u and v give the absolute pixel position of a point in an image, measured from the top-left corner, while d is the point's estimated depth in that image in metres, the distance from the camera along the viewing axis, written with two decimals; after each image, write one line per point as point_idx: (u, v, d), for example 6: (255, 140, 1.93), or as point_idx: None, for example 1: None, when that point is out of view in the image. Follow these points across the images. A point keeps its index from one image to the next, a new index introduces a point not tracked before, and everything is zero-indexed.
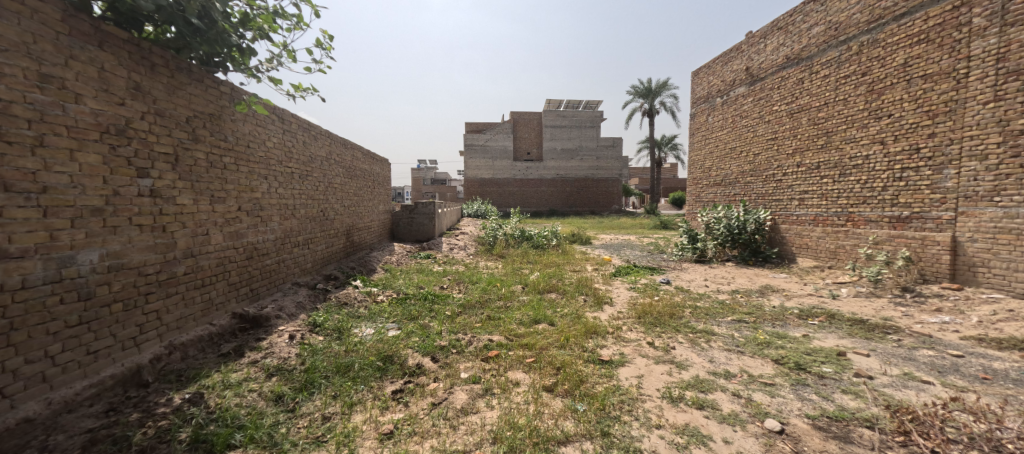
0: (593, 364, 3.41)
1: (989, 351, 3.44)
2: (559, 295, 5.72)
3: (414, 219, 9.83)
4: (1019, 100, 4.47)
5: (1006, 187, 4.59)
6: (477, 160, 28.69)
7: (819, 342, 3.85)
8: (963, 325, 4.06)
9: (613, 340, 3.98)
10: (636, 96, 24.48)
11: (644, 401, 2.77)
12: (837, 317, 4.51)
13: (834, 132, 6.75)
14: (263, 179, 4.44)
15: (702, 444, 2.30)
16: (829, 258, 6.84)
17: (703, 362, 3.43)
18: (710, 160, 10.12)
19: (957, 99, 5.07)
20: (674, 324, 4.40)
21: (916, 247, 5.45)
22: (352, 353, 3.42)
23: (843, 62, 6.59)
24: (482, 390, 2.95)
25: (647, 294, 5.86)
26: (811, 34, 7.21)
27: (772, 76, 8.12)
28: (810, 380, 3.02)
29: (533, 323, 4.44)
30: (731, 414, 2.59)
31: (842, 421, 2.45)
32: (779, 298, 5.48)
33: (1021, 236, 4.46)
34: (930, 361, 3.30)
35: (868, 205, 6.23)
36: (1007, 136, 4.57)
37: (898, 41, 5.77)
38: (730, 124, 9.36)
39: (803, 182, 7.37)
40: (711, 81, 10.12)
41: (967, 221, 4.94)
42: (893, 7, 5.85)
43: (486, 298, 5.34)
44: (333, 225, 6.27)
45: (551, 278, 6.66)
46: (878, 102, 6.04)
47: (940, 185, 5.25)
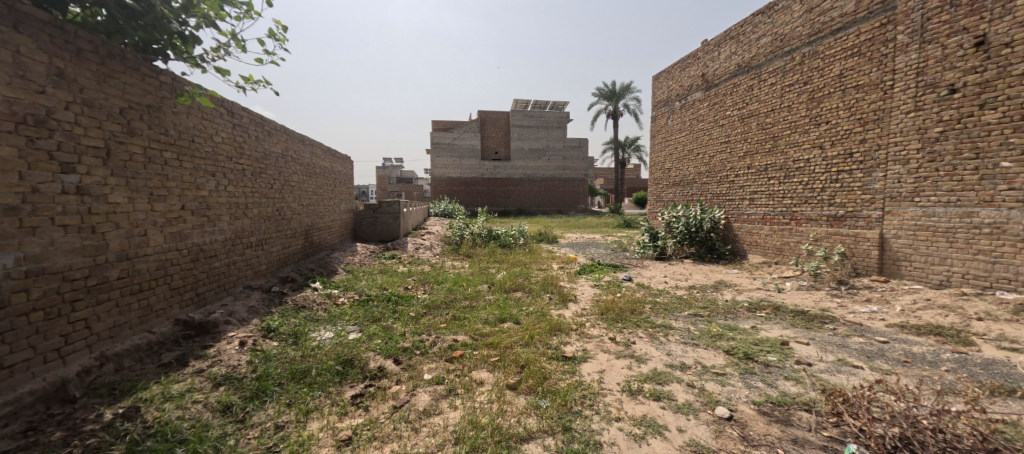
0: (556, 361, 3.46)
1: (909, 337, 3.80)
2: (525, 294, 5.76)
3: (378, 219, 9.57)
4: (936, 111, 4.96)
5: (925, 189, 5.08)
6: (444, 159, 28.34)
7: (766, 332, 4.11)
8: (889, 314, 4.47)
9: (576, 337, 4.06)
10: (600, 98, 25.04)
11: (605, 395, 2.85)
12: (781, 309, 4.83)
13: (779, 137, 7.23)
14: (210, 175, 4.17)
15: (658, 433, 2.39)
16: (776, 254, 7.32)
17: (661, 356, 3.57)
18: (670, 161, 10.54)
19: (885, 108, 5.55)
20: (635, 320, 4.55)
21: (850, 244, 5.93)
22: (309, 358, 3.28)
23: (788, 71, 7.06)
24: (446, 391, 2.92)
25: (610, 291, 6.03)
26: (760, 44, 7.66)
27: (725, 82, 8.55)
28: (756, 369, 3.22)
29: (499, 323, 4.45)
30: (685, 404, 2.71)
31: (784, 406, 2.64)
32: (731, 293, 5.81)
33: (936, 233, 4.97)
34: (861, 347, 3.60)
35: (809, 205, 6.70)
36: (925, 143, 5.06)
37: (835, 53, 6.26)
38: (688, 127, 9.78)
39: (752, 183, 7.83)
40: (670, 86, 10.53)
41: (892, 219, 5.43)
42: (831, 22, 6.32)
43: (451, 298, 5.29)
44: (290, 225, 5.98)
45: (518, 277, 6.68)
46: (818, 109, 6.52)
47: (869, 186, 5.75)
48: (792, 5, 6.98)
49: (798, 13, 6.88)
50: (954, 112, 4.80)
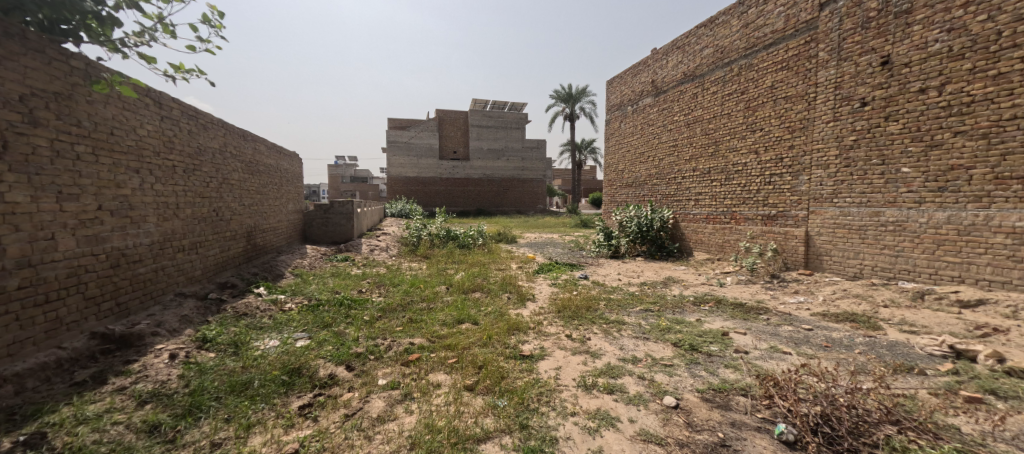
0: (513, 360, 3.48)
1: (830, 324, 4.22)
2: (483, 294, 5.74)
3: (329, 219, 9.14)
4: (850, 121, 5.53)
5: (843, 192, 5.65)
6: (400, 157, 27.61)
7: (709, 324, 4.39)
8: (813, 303, 4.94)
9: (534, 335, 4.11)
10: (557, 100, 25.47)
11: (561, 391, 2.91)
12: (723, 302, 5.18)
13: (720, 142, 7.76)
14: (133, 172, 3.78)
15: (610, 425, 2.48)
16: (718, 251, 7.83)
17: (614, 350, 3.70)
18: (623, 163, 10.95)
19: (809, 118, 6.12)
20: (590, 316, 4.68)
21: (781, 240, 6.47)
22: (250, 368, 3.07)
23: (727, 81, 7.59)
24: (401, 395, 2.84)
25: (567, 289, 6.18)
26: (703, 55, 8.16)
27: (673, 89, 9.02)
28: (700, 359, 3.43)
29: (457, 324, 4.41)
30: (636, 395, 2.83)
31: (723, 392, 2.83)
32: (679, 288, 6.15)
33: (851, 230, 5.55)
34: (790, 335, 3.95)
35: (747, 205, 7.22)
36: (842, 150, 5.63)
37: (767, 66, 6.80)
38: (639, 131, 10.23)
39: (697, 185, 8.33)
40: (622, 91, 10.95)
41: (816, 218, 5.99)
42: (764, 37, 6.85)
43: (408, 301, 5.16)
44: (229, 227, 5.55)
45: (477, 277, 6.65)
46: (754, 117, 7.05)
47: (796, 188, 6.30)
48: (731, 20, 7.51)
49: (736, 27, 7.40)
50: (865, 123, 5.37)
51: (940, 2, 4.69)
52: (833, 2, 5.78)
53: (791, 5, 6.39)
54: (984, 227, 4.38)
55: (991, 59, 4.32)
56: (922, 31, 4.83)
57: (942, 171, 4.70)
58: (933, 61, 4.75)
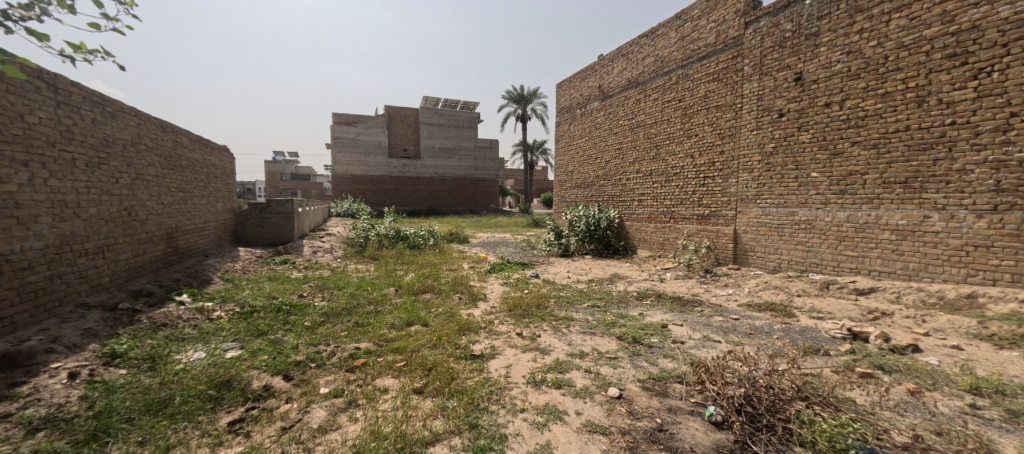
0: (464, 360, 3.46)
1: (754, 313, 4.64)
2: (434, 295, 5.65)
3: (264, 219, 8.50)
4: (770, 130, 6.12)
5: (765, 194, 6.23)
6: (345, 154, 26.40)
7: (650, 317, 4.66)
8: (740, 295, 5.42)
9: (485, 334, 4.11)
10: (509, 100, 25.63)
11: (511, 389, 2.94)
12: (663, 296, 5.52)
13: (661, 146, 8.24)
14: (20, 165, 3.28)
15: (558, 419, 2.54)
16: (659, 248, 8.31)
17: (563, 346, 3.81)
18: (572, 164, 11.28)
19: (736, 126, 6.68)
20: (540, 314, 4.77)
21: (713, 238, 7.01)
22: (171, 384, 2.79)
23: (666, 89, 8.07)
24: (345, 403, 2.72)
25: (518, 287, 6.26)
26: (645, 63, 8.61)
27: (618, 94, 9.42)
28: (642, 350, 3.63)
29: (406, 326, 4.30)
30: (583, 388, 2.94)
31: (662, 380, 3.02)
32: (623, 284, 6.47)
33: (771, 228, 6.14)
34: (721, 325, 4.30)
35: (684, 206, 7.72)
36: (764, 156, 6.21)
37: (701, 77, 7.33)
38: (587, 134, 10.59)
39: (641, 186, 8.79)
40: (571, 94, 11.27)
41: (743, 217, 6.55)
42: (698, 50, 7.36)
43: (354, 304, 4.94)
44: (144, 228, 4.99)
45: (427, 278, 6.51)
46: (690, 124, 7.55)
47: (726, 190, 6.86)
48: (670, 32, 8.00)
49: (674, 39, 7.88)
50: (782, 132, 5.97)
51: (841, 28, 5.31)
52: (756, 22, 6.35)
53: (720, 22, 6.93)
54: (875, 225, 5.02)
55: (879, 80, 4.95)
56: (827, 52, 5.45)
57: (842, 176, 5.32)
58: (836, 79, 5.36)
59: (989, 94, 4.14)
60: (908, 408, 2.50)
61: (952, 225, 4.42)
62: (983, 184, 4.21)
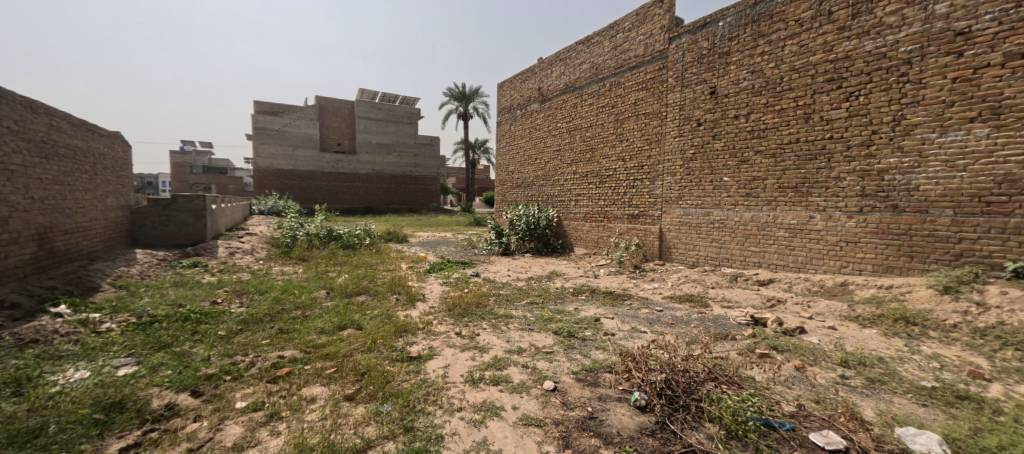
0: (400, 362, 3.37)
1: (676, 305, 5.07)
2: (370, 297, 5.41)
3: (169, 218, 7.49)
4: (690, 138, 6.71)
5: (686, 195, 6.80)
6: (269, 146, 24.32)
7: (585, 312, 4.89)
8: (664, 288, 5.87)
9: (423, 335, 4.03)
10: (450, 98, 25.26)
11: (449, 388, 2.92)
12: (596, 291, 5.81)
13: (596, 149, 8.64)
14: None
15: (495, 415, 2.57)
16: (593, 246, 8.72)
17: (501, 343, 3.85)
18: (512, 164, 11.42)
19: (661, 132, 7.22)
20: (480, 312, 4.79)
21: (642, 236, 7.52)
22: (43, 411, 2.38)
23: (600, 95, 8.49)
24: (266, 416, 2.52)
25: (458, 286, 6.22)
26: (582, 69, 8.97)
27: (557, 98, 9.72)
28: (576, 343, 3.79)
29: (337, 331, 4.07)
30: (519, 384, 3.00)
31: (593, 371, 3.18)
32: (561, 281, 6.70)
33: (691, 227, 6.73)
34: (647, 316, 4.63)
35: (616, 206, 8.16)
36: (685, 161, 6.78)
37: (631, 85, 7.80)
38: (527, 134, 10.80)
39: (577, 187, 9.15)
40: (512, 94, 11.41)
41: (667, 217, 7.09)
42: (629, 60, 7.82)
43: (278, 310, 4.56)
44: (6, 227, 4.19)
45: (362, 280, 6.21)
46: (621, 129, 8.01)
47: (652, 191, 7.38)
48: (604, 41, 8.41)
49: (608, 48, 8.30)
50: (700, 140, 6.57)
51: (747, 49, 5.97)
52: (678, 38, 6.91)
53: (648, 35, 7.42)
54: (773, 224, 5.71)
55: (777, 97, 5.64)
56: (736, 70, 6.10)
57: (748, 181, 5.98)
58: (743, 94, 6.02)
59: (857, 114, 4.90)
60: (795, 382, 2.89)
61: (830, 224, 5.16)
62: (852, 189, 4.96)
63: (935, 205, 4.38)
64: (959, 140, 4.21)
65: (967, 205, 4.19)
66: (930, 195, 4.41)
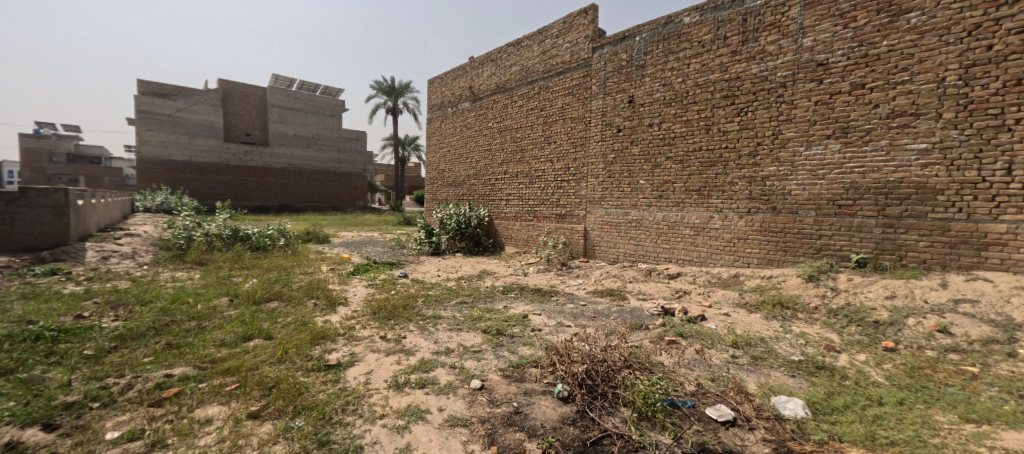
0: (316, 372, 3.13)
1: (598, 299, 5.38)
2: (283, 304, 4.94)
3: (16, 216, 6.09)
4: (611, 142, 7.16)
5: (607, 197, 7.25)
6: (158, 134, 21.18)
7: (514, 309, 4.98)
8: (589, 284, 6.20)
9: (343, 342, 3.79)
10: (377, 91, 24.05)
11: (371, 396, 2.79)
12: (525, 289, 5.95)
13: (525, 150, 8.83)
14: None
15: (419, 419, 2.51)
16: (523, 245, 8.91)
17: (429, 345, 3.77)
18: (443, 162, 11.23)
19: (586, 137, 7.61)
20: (407, 314, 4.63)
21: (569, 234, 7.86)
22: None
23: (530, 98, 8.69)
24: (145, 446, 2.18)
25: (385, 288, 5.95)
26: (512, 71, 9.11)
27: (487, 98, 9.76)
28: (505, 341, 3.85)
29: (242, 342, 3.67)
30: (446, 385, 2.96)
31: (520, 366, 3.26)
32: (491, 280, 6.75)
33: (612, 226, 7.19)
34: (572, 311, 4.85)
35: (544, 206, 8.41)
36: (607, 164, 7.22)
37: (558, 90, 8.10)
38: (458, 133, 10.69)
39: (508, 186, 9.27)
40: (443, 92, 11.21)
41: (591, 217, 7.50)
42: (557, 65, 8.10)
43: (166, 322, 3.98)
44: None
45: (274, 285, 5.65)
46: (549, 132, 8.27)
47: (578, 192, 7.75)
48: (533, 45, 8.62)
49: (537, 52, 8.52)
50: (619, 145, 7.04)
51: (659, 64, 6.52)
52: (601, 49, 7.32)
53: (574, 43, 7.75)
54: (681, 224, 6.31)
55: (683, 109, 6.25)
56: (650, 82, 6.63)
57: (660, 184, 6.54)
58: (656, 105, 6.56)
59: (746, 128, 5.61)
60: (696, 363, 3.24)
61: (725, 224, 5.85)
62: (742, 193, 5.67)
63: (802, 207, 5.18)
64: (820, 153, 5.02)
65: (826, 208, 5.01)
66: (799, 198, 5.20)
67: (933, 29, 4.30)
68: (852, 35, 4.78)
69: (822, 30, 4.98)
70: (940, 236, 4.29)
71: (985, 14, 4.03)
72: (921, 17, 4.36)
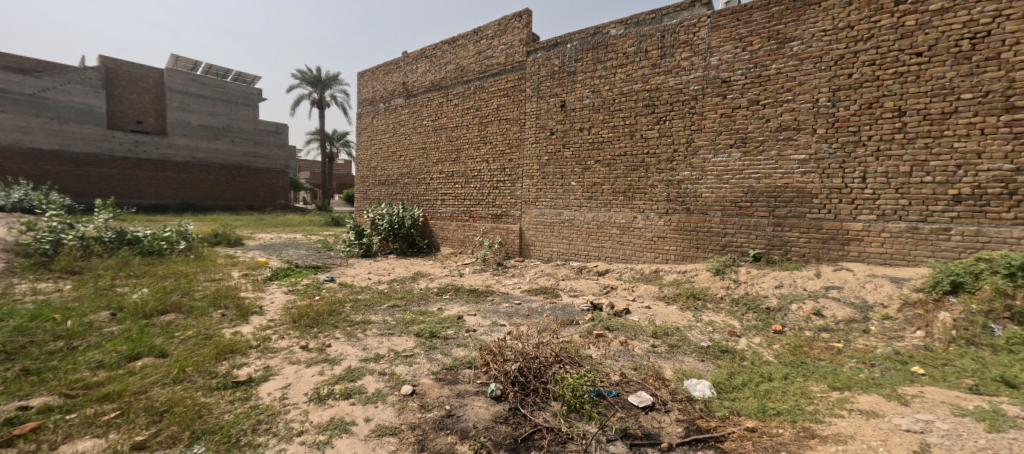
0: (223, 390, 2.81)
1: (532, 297, 5.50)
2: (182, 316, 4.35)
3: None
4: (544, 144, 7.36)
5: (541, 197, 7.44)
6: (15, 116, 17.61)
7: (449, 311, 4.90)
8: (524, 283, 6.31)
9: (257, 354, 3.45)
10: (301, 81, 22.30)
11: (288, 412, 2.57)
12: (461, 290, 5.89)
13: (461, 149, 8.74)
14: None
15: (343, 432, 2.36)
16: (459, 245, 8.82)
17: (356, 352, 3.57)
18: (374, 160, 10.72)
19: (520, 138, 7.73)
20: (332, 321, 4.34)
21: (504, 234, 7.94)
22: None
23: (465, 97, 8.62)
24: None
25: (308, 294, 5.52)
26: (447, 69, 8.98)
27: (422, 95, 9.51)
28: (438, 343, 3.77)
29: (127, 363, 3.17)
30: (374, 393, 2.82)
31: (453, 368, 3.21)
32: (425, 281, 6.59)
33: (546, 226, 7.39)
34: (507, 310, 4.90)
35: (480, 206, 8.39)
36: (540, 166, 7.40)
37: (494, 91, 8.13)
38: (391, 130, 10.28)
39: (443, 186, 9.12)
40: (374, 86, 10.71)
41: (526, 217, 7.64)
42: (492, 66, 8.14)
43: (22, 344, 3.30)
44: None
45: (170, 295, 4.96)
46: (485, 132, 8.28)
47: (513, 193, 7.85)
48: (468, 45, 8.57)
49: (472, 52, 8.48)
50: (552, 147, 7.26)
51: (589, 72, 6.84)
52: (534, 53, 7.49)
53: (509, 46, 7.85)
54: (608, 224, 6.68)
55: (610, 116, 6.62)
56: (580, 89, 6.93)
57: (590, 186, 6.86)
58: (586, 110, 6.87)
59: (665, 135, 6.10)
60: (620, 354, 3.45)
61: (647, 223, 6.30)
62: (661, 195, 6.16)
63: (711, 208, 5.75)
64: (724, 160, 5.62)
65: (729, 209, 5.61)
66: (708, 200, 5.77)
67: (810, 56, 5.02)
68: (749, 57, 5.42)
69: (726, 51, 5.58)
70: (816, 233, 5.03)
71: (847, 47, 4.80)
72: (801, 46, 5.07)
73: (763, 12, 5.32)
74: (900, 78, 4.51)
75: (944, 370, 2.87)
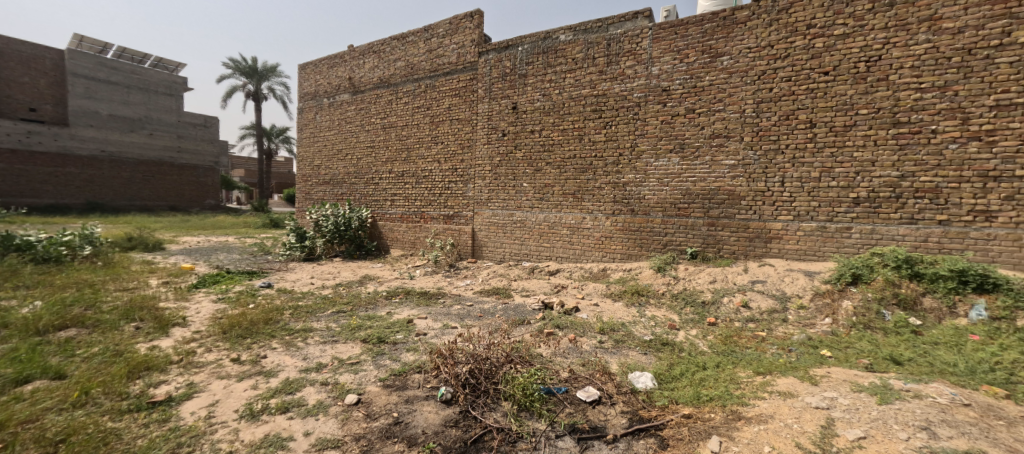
0: (136, 412, 2.52)
1: (484, 298, 5.49)
2: (86, 332, 3.84)
3: None
4: (495, 145, 7.39)
5: (493, 198, 7.45)
6: None
7: (398, 314, 4.75)
8: (476, 284, 6.28)
9: (179, 370, 3.13)
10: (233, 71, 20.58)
11: (215, 432, 2.36)
12: (411, 293, 5.73)
13: (411, 149, 8.53)
14: None
15: (279, 449, 2.21)
16: (409, 247, 8.61)
17: (296, 362, 3.36)
18: (317, 158, 10.16)
19: (472, 139, 7.70)
20: (269, 330, 4.04)
21: (456, 235, 7.85)
22: None
23: (415, 95, 8.43)
24: None
25: (241, 302, 5.10)
26: (396, 66, 8.72)
27: (369, 91, 9.16)
28: (386, 349, 3.65)
29: (13, 388, 2.74)
30: (315, 405, 2.67)
31: (402, 374, 3.12)
32: (373, 285, 6.35)
33: (498, 226, 7.42)
34: (458, 312, 4.85)
35: (431, 206, 8.24)
36: (492, 166, 7.42)
37: (445, 90, 8.03)
38: (335, 126, 9.80)
39: (392, 186, 8.84)
40: (317, 80, 10.16)
41: (478, 218, 7.62)
42: (443, 65, 8.03)
43: None
44: None
45: (71, 308, 4.35)
46: (436, 131, 8.14)
47: (464, 193, 7.79)
48: (419, 42, 8.38)
49: (422, 49, 8.31)
50: (504, 149, 7.30)
51: (539, 75, 6.96)
52: (485, 54, 7.49)
53: (460, 45, 7.78)
54: (559, 224, 6.84)
55: (560, 119, 6.78)
56: (531, 91, 7.03)
57: (541, 187, 6.98)
58: (537, 113, 6.99)
59: (611, 139, 6.36)
60: (569, 351, 3.54)
61: (595, 224, 6.53)
62: (608, 197, 6.41)
63: (653, 209, 6.08)
64: (665, 164, 5.97)
65: (670, 210, 5.96)
66: (650, 202, 6.10)
67: (738, 70, 5.47)
68: (685, 69, 5.80)
69: (665, 62, 5.93)
70: (744, 232, 5.48)
71: (768, 64, 5.29)
72: (730, 61, 5.51)
73: (697, 27, 5.71)
74: (811, 94, 5.05)
75: (847, 352, 3.25)
